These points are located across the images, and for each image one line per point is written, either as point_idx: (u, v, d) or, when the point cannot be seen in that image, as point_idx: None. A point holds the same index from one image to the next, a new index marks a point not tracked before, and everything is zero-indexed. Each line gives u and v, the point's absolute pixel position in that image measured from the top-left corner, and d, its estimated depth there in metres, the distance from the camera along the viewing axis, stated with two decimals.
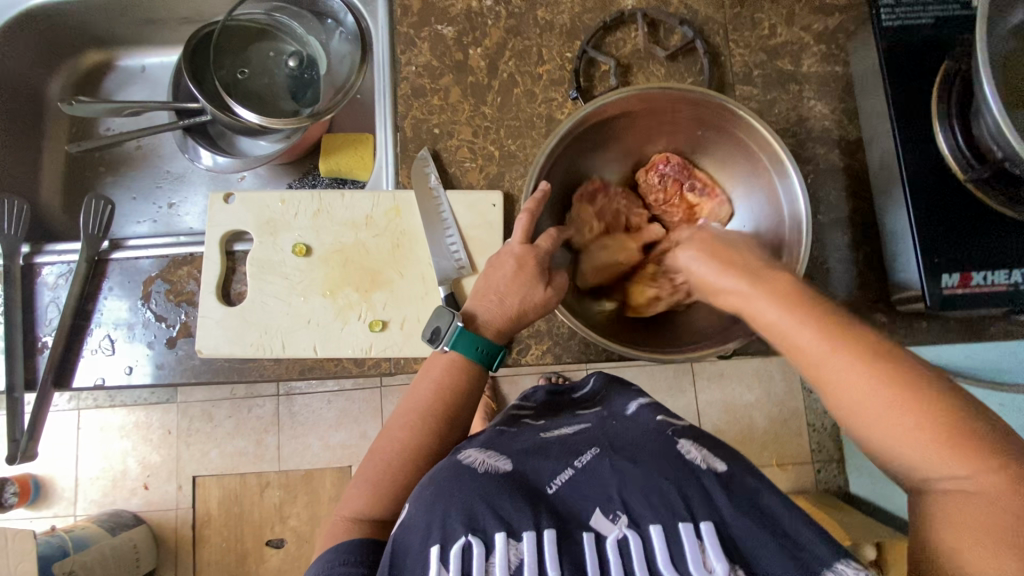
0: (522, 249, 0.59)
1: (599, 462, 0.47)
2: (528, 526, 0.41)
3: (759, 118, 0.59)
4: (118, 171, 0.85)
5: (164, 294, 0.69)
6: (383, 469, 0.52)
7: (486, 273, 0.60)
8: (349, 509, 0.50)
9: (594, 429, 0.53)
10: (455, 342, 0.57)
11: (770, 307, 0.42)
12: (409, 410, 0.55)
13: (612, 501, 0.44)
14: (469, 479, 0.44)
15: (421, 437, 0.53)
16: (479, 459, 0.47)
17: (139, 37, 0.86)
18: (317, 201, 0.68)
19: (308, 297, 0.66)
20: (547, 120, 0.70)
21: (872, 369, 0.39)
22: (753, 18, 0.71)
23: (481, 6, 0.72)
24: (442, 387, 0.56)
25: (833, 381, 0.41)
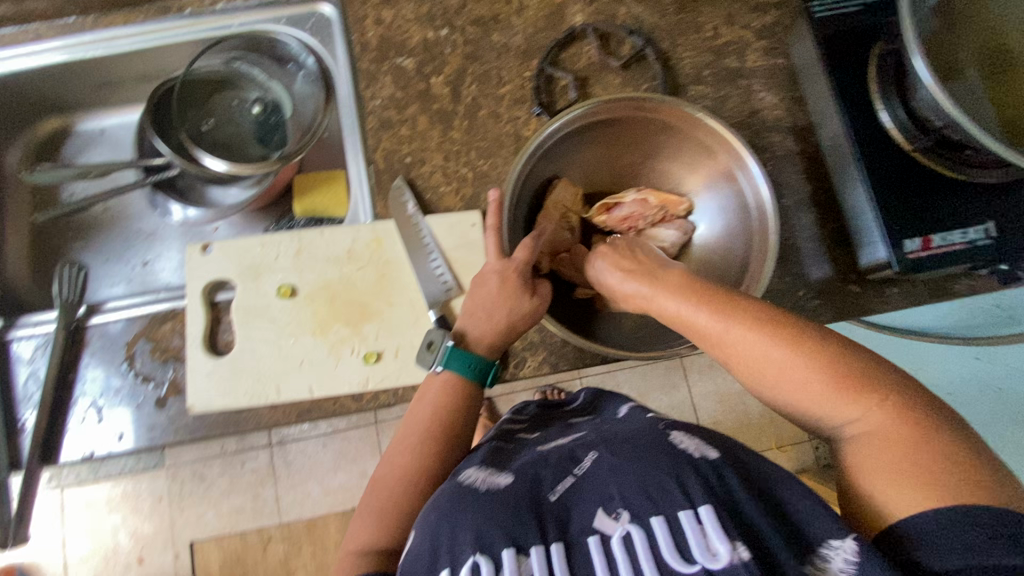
0: (502, 264, 0.60)
1: (598, 464, 0.46)
2: (534, 540, 0.40)
3: (723, 121, 0.61)
4: (87, 235, 0.84)
5: (149, 354, 0.67)
6: (385, 497, 0.51)
7: (471, 291, 0.61)
8: (355, 542, 0.50)
9: (591, 435, 0.51)
10: (448, 361, 0.58)
11: (750, 338, 0.47)
12: (406, 434, 0.55)
13: (612, 498, 0.43)
14: (473, 500, 0.44)
15: (421, 461, 0.53)
16: (481, 477, 0.47)
17: (96, 100, 0.85)
18: (297, 240, 0.68)
19: (298, 338, 0.66)
20: (515, 138, 0.72)
21: (759, 331, 0.47)
22: (696, 22, 0.75)
23: (437, 36, 0.74)
24: (439, 408, 0.56)
25: (719, 343, 0.49)
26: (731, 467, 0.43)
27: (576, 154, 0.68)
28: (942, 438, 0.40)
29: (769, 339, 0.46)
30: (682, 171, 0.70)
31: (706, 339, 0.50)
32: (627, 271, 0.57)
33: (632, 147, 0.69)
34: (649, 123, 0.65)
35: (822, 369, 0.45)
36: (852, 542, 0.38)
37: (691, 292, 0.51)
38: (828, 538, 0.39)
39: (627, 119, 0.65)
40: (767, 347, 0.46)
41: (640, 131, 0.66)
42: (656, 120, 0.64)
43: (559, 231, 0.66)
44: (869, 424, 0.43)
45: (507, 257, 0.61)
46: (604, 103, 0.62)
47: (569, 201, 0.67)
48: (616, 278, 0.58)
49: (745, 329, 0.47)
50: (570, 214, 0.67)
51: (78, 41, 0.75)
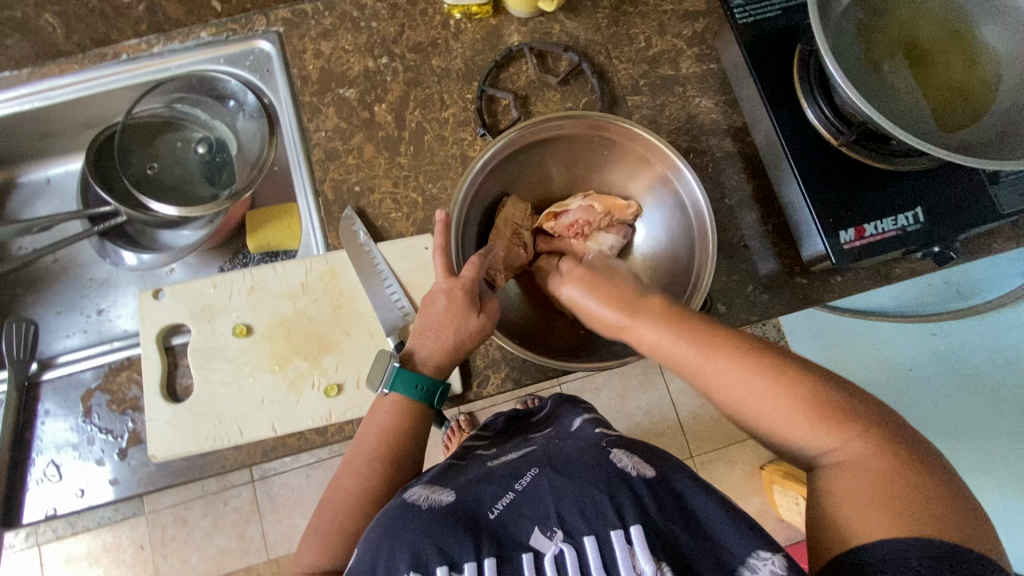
0: (449, 283, 0.59)
1: (537, 480, 0.48)
2: (469, 556, 0.42)
3: (657, 134, 0.63)
4: (39, 289, 0.82)
5: (106, 406, 0.66)
6: (331, 519, 0.54)
7: (421, 312, 0.61)
8: (301, 563, 0.52)
9: (538, 451, 0.53)
10: (394, 382, 0.59)
11: (688, 353, 0.46)
12: (353, 456, 0.57)
13: (549, 517, 0.44)
14: (415, 517, 0.45)
15: (367, 483, 0.55)
16: (424, 495, 0.48)
17: (38, 152, 0.84)
18: (249, 278, 0.68)
19: (257, 376, 0.65)
20: (462, 160, 0.73)
21: (739, 365, 0.45)
22: (628, 34, 0.77)
23: (377, 65, 0.75)
24: (387, 430, 0.58)
25: (707, 377, 0.46)
26: (662, 484, 0.46)
27: (522, 171, 0.69)
28: (921, 481, 0.39)
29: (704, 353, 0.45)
30: (623, 181, 0.71)
31: (693, 374, 0.46)
32: (603, 292, 0.49)
33: (575, 162, 0.70)
34: (588, 138, 0.67)
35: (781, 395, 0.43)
36: (778, 559, 0.40)
37: (669, 318, 0.47)
38: (755, 549, 0.41)
39: (569, 134, 0.66)
40: (710, 364, 0.45)
41: (580, 146, 0.68)
42: (594, 133, 0.66)
43: (512, 248, 0.67)
44: (827, 449, 0.42)
45: (455, 276, 0.61)
46: (543, 121, 0.63)
47: (518, 217, 0.68)
48: (594, 304, 0.49)
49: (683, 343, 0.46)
50: (523, 229, 0.69)
51: (13, 96, 0.74)
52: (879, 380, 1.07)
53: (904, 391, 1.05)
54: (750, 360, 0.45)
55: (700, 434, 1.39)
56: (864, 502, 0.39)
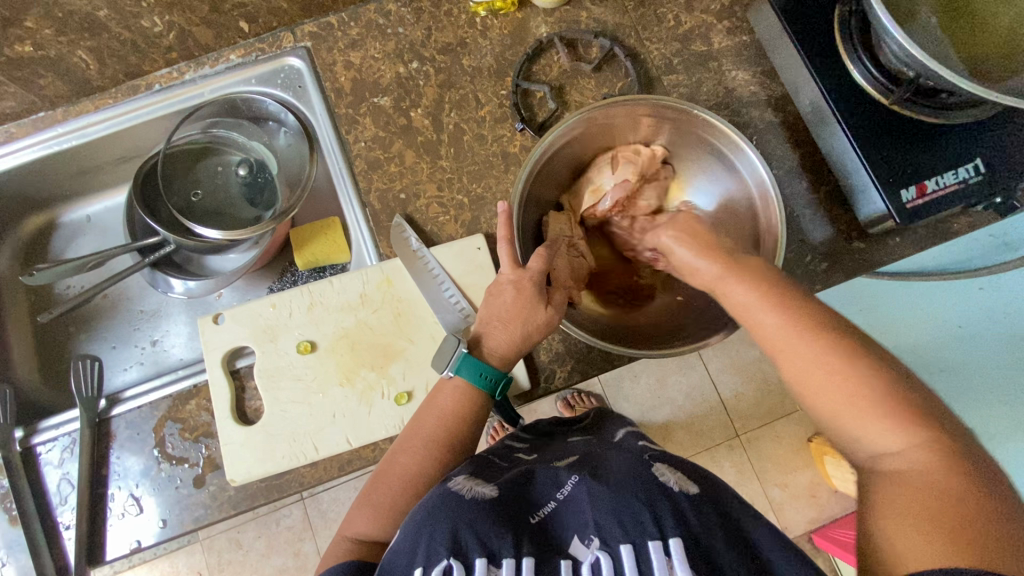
0: (517, 274, 0.60)
1: (578, 488, 0.47)
2: (508, 552, 0.41)
3: (710, 111, 0.63)
4: (92, 326, 0.83)
5: (179, 435, 0.66)
6: (383, 493, 0.53)
7: (488, 301, 0.61)
8: (349, 530, 0.53)
9: (582, 460, 0.53)
10: (460, 366, 0.57)
11: (741, 290, 0.48)
12: (412, 435, 0.57)
13: (588, 526, 0.44)
14: (457, 503, 0.45)
15: (422, 467, 0.55)
16: (468, 485, 0.48)
17: (77, 191, 0.84)
18: (307, 295, 0.68)
19: (326, 391, 0.65)
20: (504, 156, 0.73)
21: (825, 345, 0.43)
22: (657, 14, 0.76)
23: (408, 70, 0.75)
24: (446, 415, 0.57)
25: (787, 354, 0.45)
26: (708, 500, 0.46)
27: (567, 162, 0.68)
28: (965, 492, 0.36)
29: (751, 290, 0.48)
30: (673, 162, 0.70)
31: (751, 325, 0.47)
32: (699, 245, 0.53)
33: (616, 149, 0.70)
34: (637, 122, 0.66)
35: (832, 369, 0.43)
36: None
37: (767, 291, 0.47)
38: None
39: (617, 118, 0.65)
40: (756, 305, 0.47)
41: (627, 130, 0.67)
42: (644, 117, 0.65)
43: (573, 261, 0.65)
44: (885, 446, 0.40)
45: (522, 268, 0.61)
46: (595, 108, 0.63)
47: (564, 229, 0.67)
48: (690, 255, 0.53)
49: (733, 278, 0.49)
50: (576, 240, 0.67)
51: (52, 135, 0.75)
52: (929, 341, 1.05)
53: None
54: (847, 353, 0.43)
55: (745, 412, 1.37)
56: (929, 514, 0.35)
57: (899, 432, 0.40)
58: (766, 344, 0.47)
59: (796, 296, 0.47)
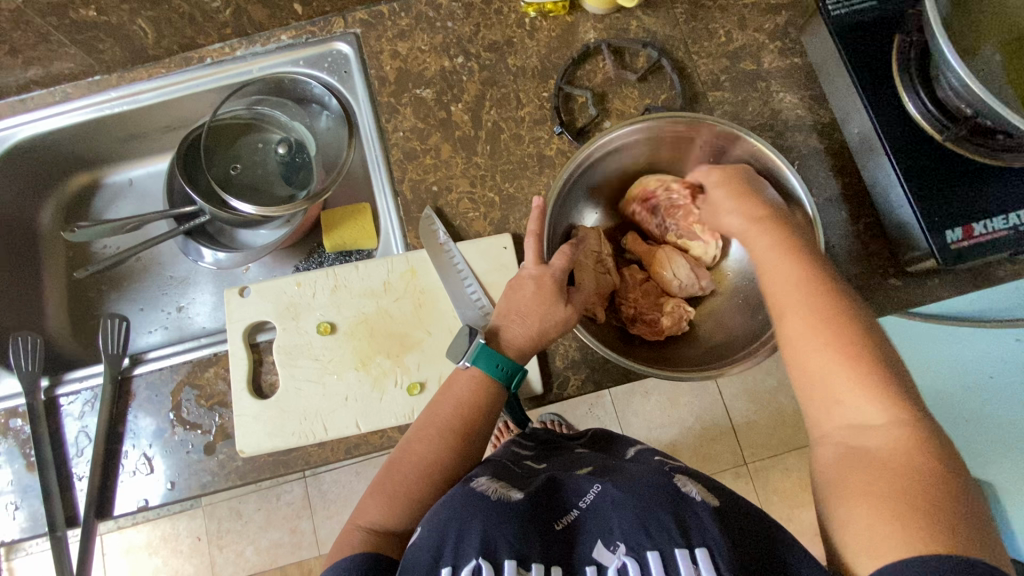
0: (539, 269, 0.60)
1: (602, 496, 0.46)
2: (537, 559, 0.41)
3: (755, 134, 0.61)
4: (123, 286, 0.85)
5: (195, 401, 0.67)
6: (398, 481, 0.52)
7: (507, 294, 0.60)
8: (362, 518, 0.51)
9: (602, 469, 0.52)
10: (477, 357, 0.57)
11: (764, 242, 0.54)
12: (427, 423, 0.56)
13: (612, 532, 0.43)
14: (482, 506, 0.44)
15: (437, 456, 0.53)
16: (492, 487, 0.47)
17: (122, 154, 0.87)
18: (332, 277, 0.69)
19: (340, 375, 0.66)
20: (539, 158, 0.72)
21: (815, 300, 0.47)
22: (708, 28, 0.75)
23: (453, 64, 0.76)
24: (463, 404, 0.56)
25: (785, 309, 0.49)
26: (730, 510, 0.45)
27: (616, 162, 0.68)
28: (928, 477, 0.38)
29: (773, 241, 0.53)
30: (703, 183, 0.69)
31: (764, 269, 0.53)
32: (738, 197, 0.59)
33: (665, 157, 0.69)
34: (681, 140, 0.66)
35: (816, 317, 0.46)
36: None
37: (789, 248, 0.52)
38: None
39: (654, 137, 0.65)
40: (774, 256, 0.52)
41: (673, 143, 0.67)
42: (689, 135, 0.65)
43: (600, 276, 0.64)
44: (858, 419, 0.43)
45: (545, 264, 0.61)
46: (643, 122, 0.63)
47: (595, 244, 0.65)
48: (727, 207, 0.59)
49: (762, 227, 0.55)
50: (604, 256, 0.66)
51: (104, 99, 0.77)
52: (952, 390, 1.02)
53: (980, 402, 0.99)
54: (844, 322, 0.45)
55: (755, 441, 1.35)
56: (873, 493, 0.38)
57: (880, 409, 0.42)
58: (772, 305, 0.51)
59: (823, 265, 0.51)
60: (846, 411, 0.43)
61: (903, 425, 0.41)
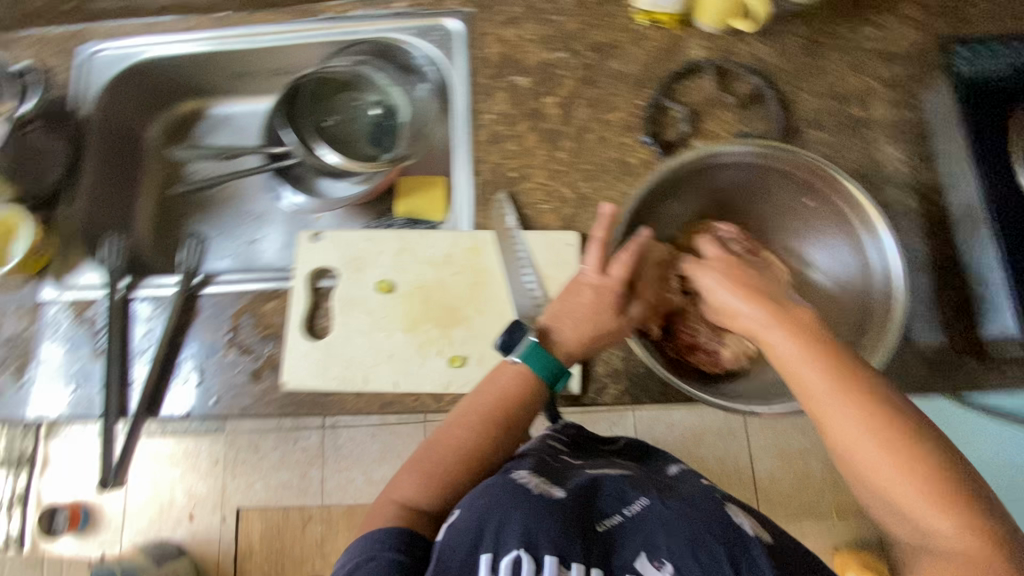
0: (600, 278, 0.58)
1: (648, 510, 0.48)
2: (578, 560, 0.43)
3: (855, 182, 0.59)
4: (205, 210, 0.90)
5: (251, 327, 0.71)
6: (434, 461, 0.53)
7: (562, 297, 0.60)
8: (397, 493, 0.51)
9: (641, 478, 0.54)
10: (527, 355, 0.56)
11: (782, 340, 0.48)
12: (470, 409, 0.55)
13: (657, 548, 0.45)
14: (526, 499, 0.46)
15: (476, 443, 0.54)
16: (535, 481, 0.49)
17: (228, 88, 0.91)
18: (400, 240, 0.71)
19: (389, 333, 0.68)
20: (621, 164, 0.72)
21: (853, 401, 0.44)
22: (820, 66, 0.73)
23: (555, 58, 0.77)
24: (507, 395, 0.55)
25: (829, 417, 0.45)
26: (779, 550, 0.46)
27: (698, 191, 0.66)
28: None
29: (789, 336, 0.48)
30: (795, 222, 0.67)
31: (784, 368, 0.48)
32: (733, 284, 0.55)
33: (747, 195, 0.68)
34: (773, 177, 0.64)
35: (853, 406, 0.44)
36: None
37: (809, 340, 0.48)
38: None
39: (758, 165, 0.63)
40: (797, 357, 0.47)
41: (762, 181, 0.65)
42: (782, 174, 0.63)
43: (662, 295, 0.64)
44: (931, 527, 0.41)
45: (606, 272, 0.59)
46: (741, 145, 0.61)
47: (659, 257, 0.63)
48: (727, 294, 0.54)
49: (773, 327, 0.49)
50: (671, 273, 0.64)
51: (226, 35, 0.82)
52: None
53: None
54: (900, 426, 0.43)
55: None
56: None
57: (947, 516, 0.40)
58: (810, 408, 0.47)
59: (846, 358, 0.46)
60: (914, 517, 0.42)
61: (978, 528, 0.40)
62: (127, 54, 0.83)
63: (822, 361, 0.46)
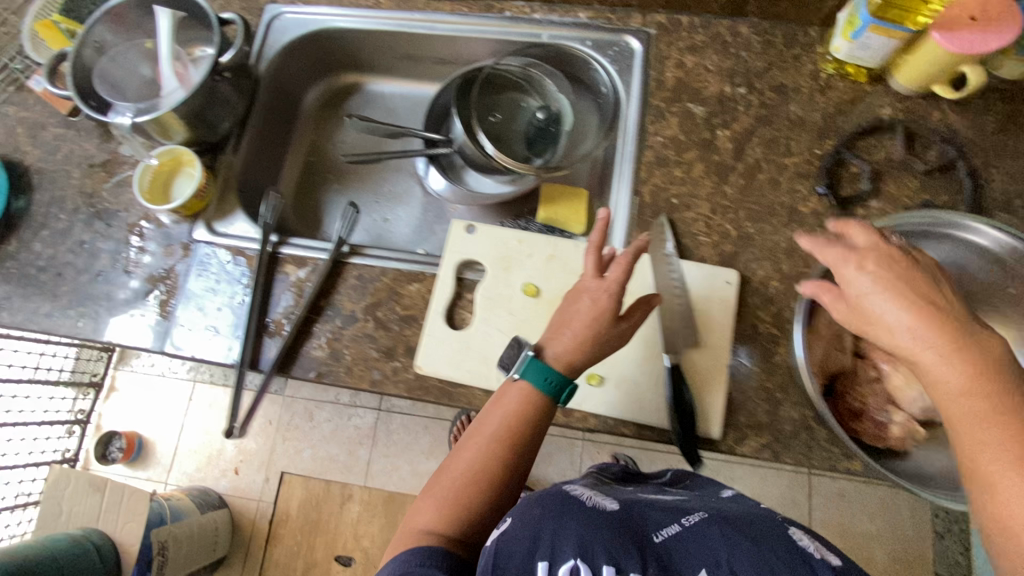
0: (596, 286, 0.58)
1: (703, 525, 0.47)
2: (636, 568, 0.42)
3: None
4: (344, 180, 0.92)
5: (391, 305, 0.71)
6: (450, 486, 0.51)
7: (566, 306, 0.59)
8: (418, 522, 0.49)
9: (697, 504, 0.53)
10: (528, 370, 0.55)
11: (951, 369, 0.43)
12: (478, 432, 0.54)
13: (719, 564, 0.43)
14: (578, 508, 0.46)
15: (489, 463, 0.52)
16: (586, 495, 0.51)
17: (390, 68, 0.93)
18: (551, 246, 0.71)
19: (530, 338, 0.67)
20: (790, 211, 0.70)
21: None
22: (1017, 147, 0.70)
23: (733, 92, 0.75)
24: (512, 415, 0.55)
25: (990, 466, 0.40)
26: None
27: None
28: None
29: (961, 366, 0.43)
30: (991, 310, 0.64)
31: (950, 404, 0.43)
32: (902, 292, 0.46)
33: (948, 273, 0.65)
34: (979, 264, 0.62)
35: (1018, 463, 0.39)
36: None
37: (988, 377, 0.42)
38: None
39: (966, 243, 0.62)
40: (968, 393, 0.42)
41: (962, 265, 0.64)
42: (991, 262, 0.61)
43: (832, 350, 0.63)
44: None
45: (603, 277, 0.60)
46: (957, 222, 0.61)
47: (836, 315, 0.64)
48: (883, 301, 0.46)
49: (951, 357, 0.43)
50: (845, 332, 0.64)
51: (408, 17, 0.84)
52: None
53: None
54: None
55: None
56: None
57: None
58: (961, 444, 0.42)
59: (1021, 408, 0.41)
60: None
61: None
62: (311, 20, 0.85)
63: (994, 397, 0.41)
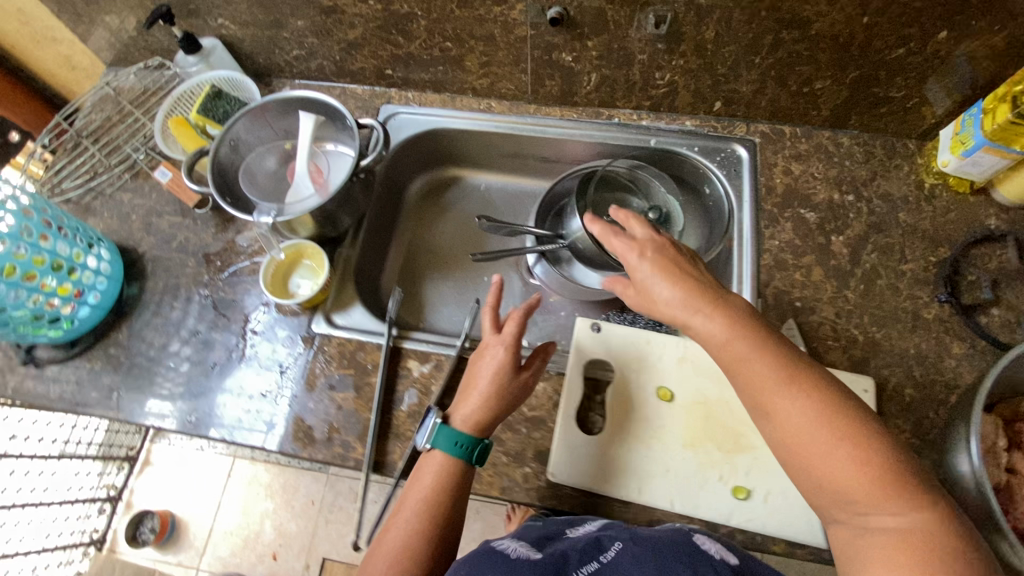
0: (495, 338, 0.65)
1: (620, 555, 0.50)
2: None
3: None
4: (445, 269, 0.93)
5: (519, 406, 0.70)
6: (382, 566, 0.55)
7: (472, 365, 0.65)
8: None
9: (613, 528, 0.55)
10: (437, 436, 0.61)
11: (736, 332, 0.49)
12: (402, 508, 0.59)
13: None
14: (501, 561, 0.50)
15: (408, 539, 0.56)
16: (515, 548, 0.53)
17: (491, 163, 0.97)
18: (682, 348, 0.71)
19: (669, 446, 0.66)
20: (914, 316, 0.72)
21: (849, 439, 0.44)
22: None
23: (842, 200, 0.79)
24: (427, 487, 0.59)
25: (803, 435, 0.45)
26: None
27: None
28: None
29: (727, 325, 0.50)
30: None
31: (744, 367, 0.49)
32: (672, 270, 0.53)
33: None
34: None
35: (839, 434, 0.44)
36: None
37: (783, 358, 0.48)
38: None
39: None
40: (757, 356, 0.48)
41: None
42: None
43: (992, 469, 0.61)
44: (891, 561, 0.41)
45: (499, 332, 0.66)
46: None
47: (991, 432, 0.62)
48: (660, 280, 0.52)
49: (718, 316, 0.50)
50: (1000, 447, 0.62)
51: (518, 120, 0.89)
52: None
53: None
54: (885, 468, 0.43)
55: None
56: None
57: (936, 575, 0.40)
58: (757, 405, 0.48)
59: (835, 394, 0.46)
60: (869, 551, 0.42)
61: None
62: (426, 121, 0.90)
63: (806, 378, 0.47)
